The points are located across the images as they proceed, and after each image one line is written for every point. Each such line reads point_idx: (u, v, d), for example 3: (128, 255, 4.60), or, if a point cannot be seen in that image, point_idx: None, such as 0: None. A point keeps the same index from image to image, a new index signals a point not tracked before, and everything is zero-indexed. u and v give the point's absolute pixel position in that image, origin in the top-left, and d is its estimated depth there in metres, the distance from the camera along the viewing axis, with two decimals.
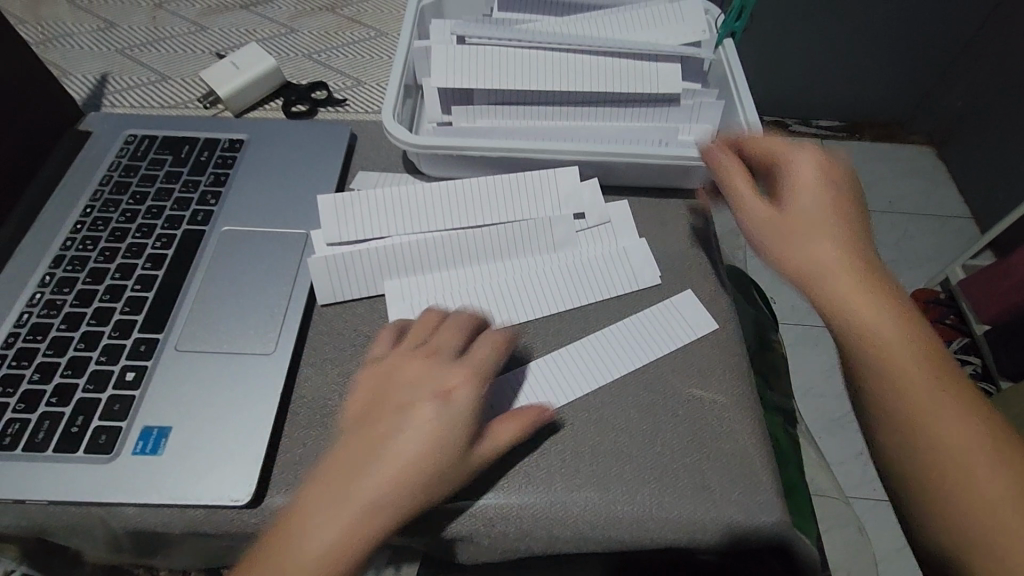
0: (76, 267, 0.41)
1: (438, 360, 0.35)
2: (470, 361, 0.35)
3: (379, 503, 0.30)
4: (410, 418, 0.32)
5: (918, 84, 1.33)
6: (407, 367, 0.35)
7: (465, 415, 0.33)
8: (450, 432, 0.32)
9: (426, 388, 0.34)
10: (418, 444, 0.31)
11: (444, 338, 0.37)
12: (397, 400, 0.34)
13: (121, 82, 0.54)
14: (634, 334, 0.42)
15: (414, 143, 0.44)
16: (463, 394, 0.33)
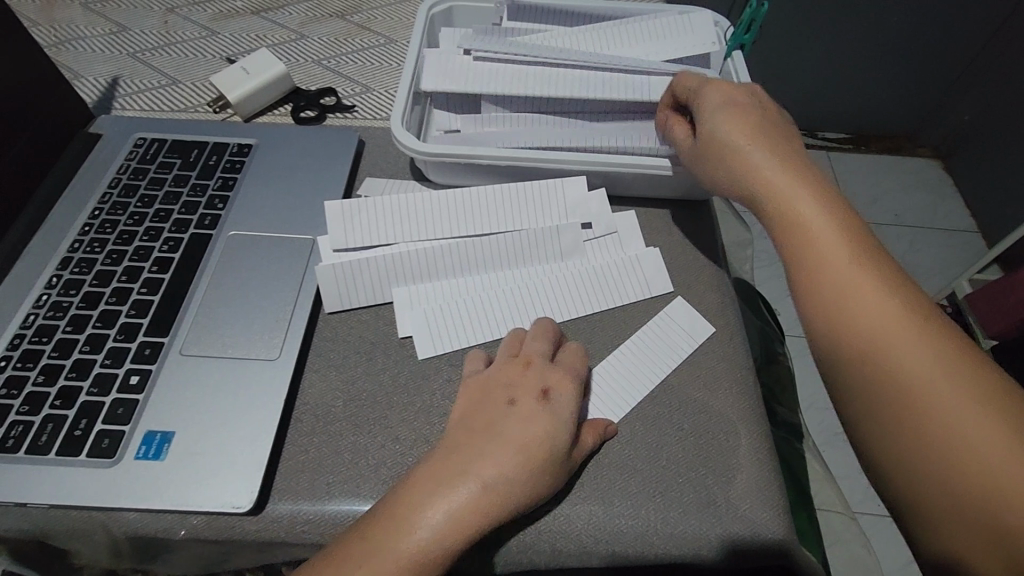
0: (82, 269, 0.41)
1: (537, 363, 0.38)
2: (565, 366, 0.38)
3: (491, 494, 0.32)
4: (520, 414, 0.35)
5: (925, 98, 1.32)
6: (508, 370, 0.37)
7: (569, 416, 0.36)
8: (552, 430, 0.34)
9: (527, 387, 0.36)
10: (527, 438, 0.34)
11: (535, 341, 0.39)
12: (504, 397, 0.36)
13: (132, 86, 0.55)
14: (635, 357, 0.41)
15: (421, 150, 0.44)
16: (564, 395, 0.36)
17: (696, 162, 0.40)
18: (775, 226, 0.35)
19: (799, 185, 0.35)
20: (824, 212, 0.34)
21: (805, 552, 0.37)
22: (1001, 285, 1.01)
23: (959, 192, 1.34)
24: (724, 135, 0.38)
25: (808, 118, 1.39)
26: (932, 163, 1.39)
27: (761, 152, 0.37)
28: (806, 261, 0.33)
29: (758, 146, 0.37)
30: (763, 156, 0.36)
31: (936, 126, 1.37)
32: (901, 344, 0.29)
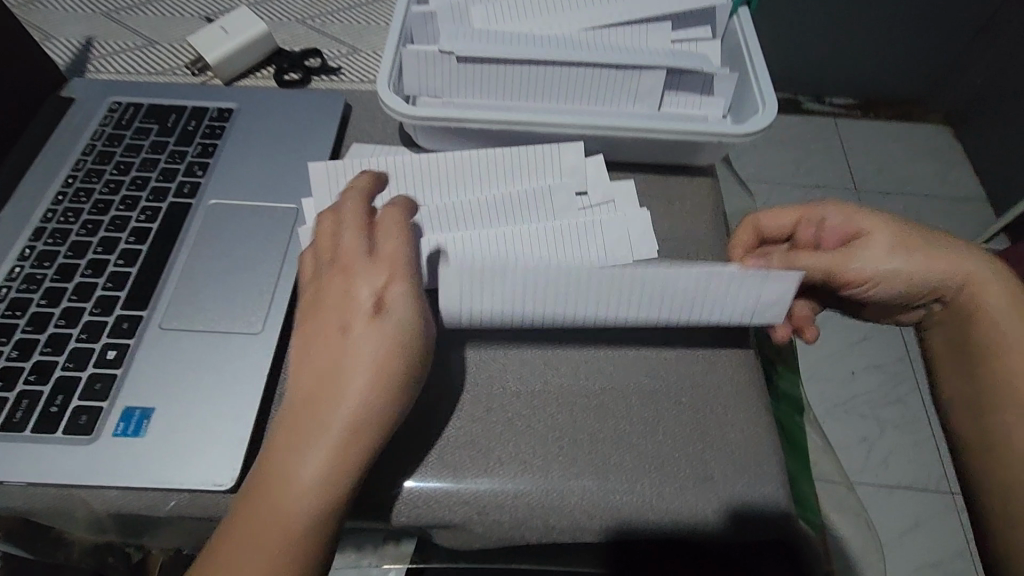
0: (57, 240, 0.39)
1: (356, 269, 0.32)
2: (388, 252, 0.32)
3: (352, 427, 0.29)
4: (358, 336, 0.30)
5: (937, 61, 1.28)
6: (328, 286, 0.32)
7: (411, 313, 0.31)
8: (397, 334, 0.31)
9: (355, 304, 0.31)
10: (369, 357, 0.30)
11: (350, 239, 0.33)
12: (334, 322, 0.31)
13: (107, 48, 0.52)
14: (568, 233, 0.42)
15: (409, 114, 0.42)
16: (402, 298, 0.31)
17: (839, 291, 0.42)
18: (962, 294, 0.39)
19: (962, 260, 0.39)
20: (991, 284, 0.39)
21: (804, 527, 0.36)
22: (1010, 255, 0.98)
23: (968, 158, 1.30)
24: (837, 271, 0.40)
25: (815, 83, 1.35)
26: (942, 129, 1.34)
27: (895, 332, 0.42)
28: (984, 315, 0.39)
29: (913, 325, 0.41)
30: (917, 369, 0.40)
31: (947, 90, 1.32)
32: None
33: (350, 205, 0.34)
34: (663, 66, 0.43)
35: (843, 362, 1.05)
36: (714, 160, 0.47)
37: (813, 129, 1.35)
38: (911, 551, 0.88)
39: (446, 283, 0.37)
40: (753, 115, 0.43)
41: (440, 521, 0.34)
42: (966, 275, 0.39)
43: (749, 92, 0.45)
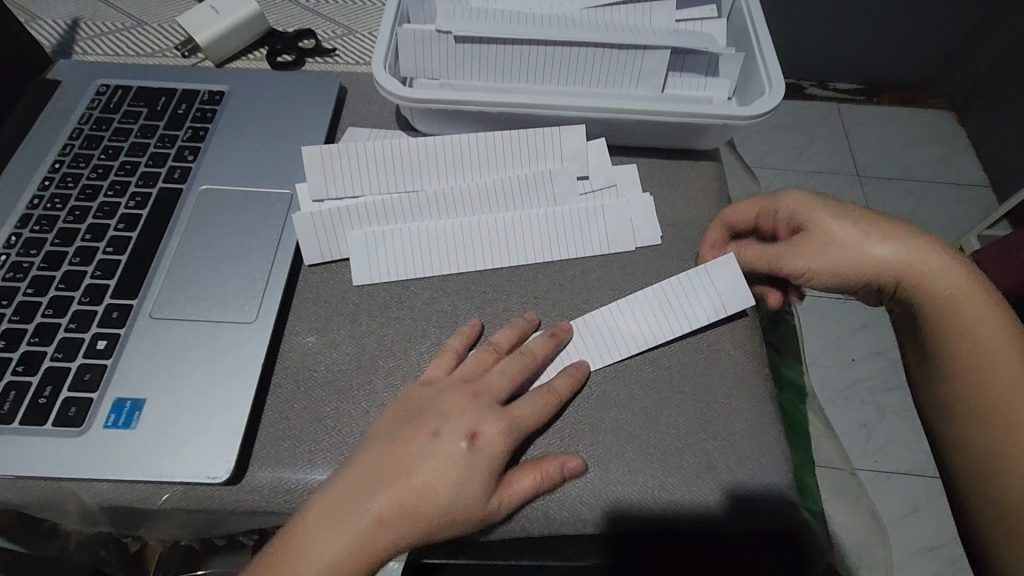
0: (44, 227, 0.38)
1: (484, 402, 0.34)
2: (515, 414, 0.34)
3: (388, 527, 0.31)
4: (440, 453, 0.32)
5: (942, 44, 1.26)
6: (452, 400, 0.34)
7: (490, 466, 0.32)
8: (467, 481, 0.32)
9: (454, 426, 0.33)
10: (439, 482, 0.32)
11: (498, 380, 0.36)
12: (430, 429, 0.33)
13: (94, 29, 0.50)
14: (566, 222, 0.42)
15: (406, 96, 0.40)
16: (494, 442, 0.33)
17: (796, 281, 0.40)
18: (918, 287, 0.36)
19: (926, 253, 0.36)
20: (957, 278, 0.35)
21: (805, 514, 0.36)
22: (1010, 242, 0.98)
23: (972, 144, 1.28)
24: (774, 266, 0.39)
25: (819, 67, 1.33)
26: (947, 114, 1.33)
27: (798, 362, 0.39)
28: (952, 316, 0.35)
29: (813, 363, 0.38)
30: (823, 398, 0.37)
31: (952, 74, 1.30)
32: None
33: (504, 339, 0.37)
34: (667, 46, 0.42)
35: (845, 349, 1.04)
36: (719, 144, 0.45)
37: (816, 114, 1.33)
38: (911, 537, 0.88)
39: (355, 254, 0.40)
40: (760, 96, 0.42)
41: None
42: (929, 272, 0.35)
43: (755, 73, 0.43)
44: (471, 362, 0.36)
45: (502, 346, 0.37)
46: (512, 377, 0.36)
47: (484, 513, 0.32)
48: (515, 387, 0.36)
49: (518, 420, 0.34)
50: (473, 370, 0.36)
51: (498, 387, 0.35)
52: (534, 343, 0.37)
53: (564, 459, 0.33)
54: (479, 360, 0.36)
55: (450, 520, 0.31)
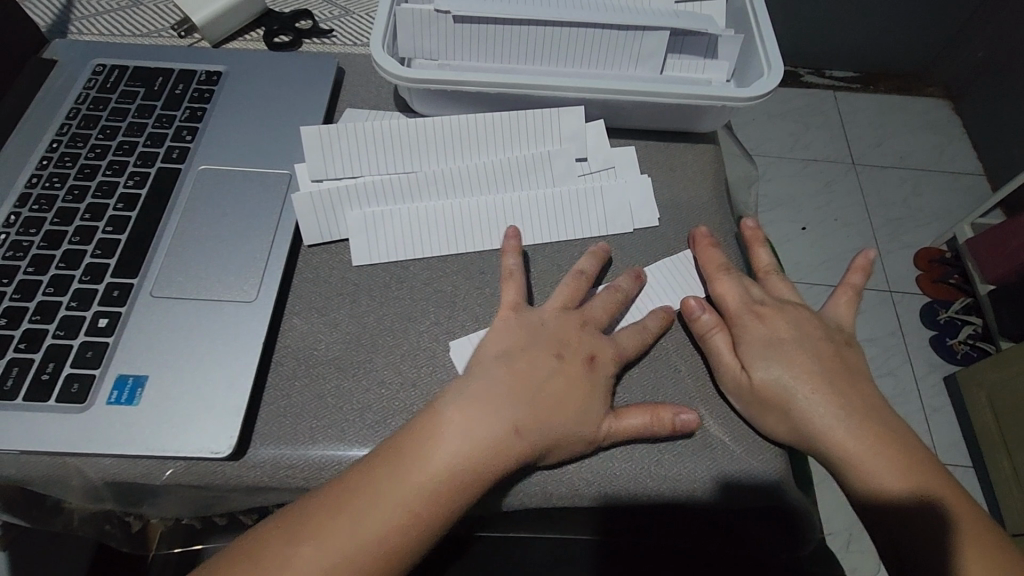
0: (42, 206, 0.38)
1: (592, 328, 0.37)
2: (623, 339, 0.36)
3: (524, 435, 0.32)
4: (565, 371, 0.35)
5: (938, 32, 1.26)
6: (563, 325, 0.36)
7: (607, 387, 0.35)
8: (589, 400, 0.34)
9: (576, 347, 0.36)
10: (564, 397, 0.34)
11: (601, 308, 0.38)
12: (553, 352, 0.35)
13: (89, 8, 0.50)
14: (563, 203, 0.42)
15: (404, 76, 0.40)
16: (609, 370, 0.35)
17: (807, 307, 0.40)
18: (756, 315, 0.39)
19: (713, 275, 0.40)
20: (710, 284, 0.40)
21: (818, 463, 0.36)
22: (994, 234, 0.99)
23: (967, 133, 1.29)
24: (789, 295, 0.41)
25: (816, 55, 1.33)
26: (941, 103, 1.33)
27: (784, 329, 0.38)
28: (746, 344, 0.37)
29: (784, 337, 0.38)
30: (783, 370, 0.36)
31: (947, 63, 1.30)
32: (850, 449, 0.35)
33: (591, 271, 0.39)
34: (667, 27, 0.42)
35: None
36: (716, 127, 0.46)
37: (812, 101, 1.33)
38: None
39: (354, 236, 0.40)
40: (758, 78, 0.42)
41: None
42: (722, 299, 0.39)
43: (754, 55, 0.44)
44: (566, 291, 0.38)
45: (592, 272, 0.39)
46: (609, 308, 0.38)
47: (597, 434, 0.33)
48: (611, 319, 0.38)
49: (624, 350, 0.36)
50: (569, 300, 0.38)
51: (600, 316, 0.38)
52: (621, 280, 0.39)
53: (679, 411, 0.34)
54: (574, 290, 0.38)
55: (572, 435, 0.33)
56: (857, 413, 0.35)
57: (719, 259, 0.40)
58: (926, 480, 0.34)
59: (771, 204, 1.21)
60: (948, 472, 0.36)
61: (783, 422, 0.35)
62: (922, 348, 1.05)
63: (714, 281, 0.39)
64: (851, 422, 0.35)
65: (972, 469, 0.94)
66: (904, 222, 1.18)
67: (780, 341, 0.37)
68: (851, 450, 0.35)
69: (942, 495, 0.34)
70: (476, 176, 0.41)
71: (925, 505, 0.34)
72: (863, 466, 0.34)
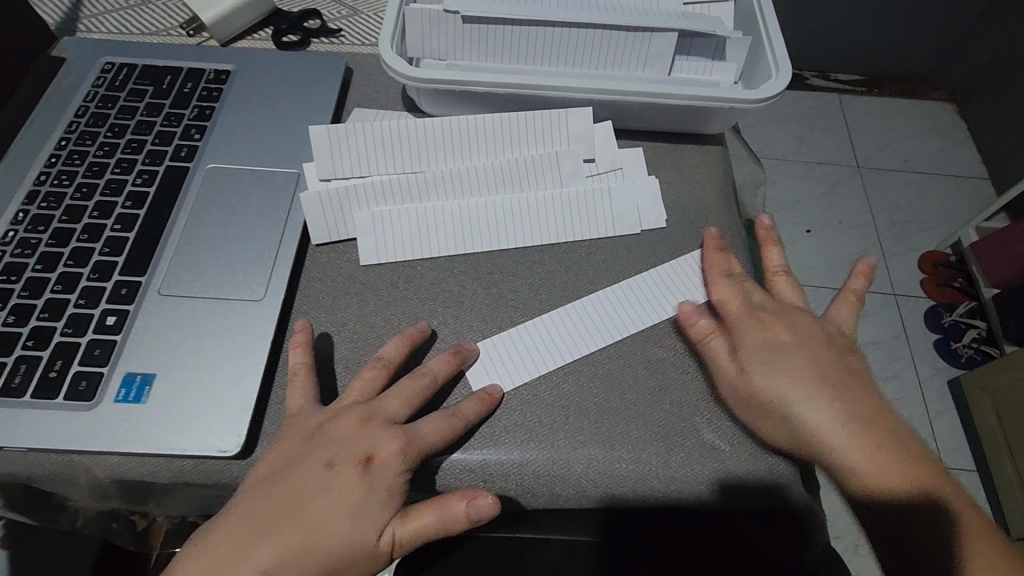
0: (51, 204, 0.38)
1: (377, 423, 0.33)
2: (413, 433, 0.33)
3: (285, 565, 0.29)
4: (336, 483, 0.31)
5: (944, 36, 1.25)
6: (341, 424, 0.33)
7: (385, 495, 0.31)
8: (362, 513, 0.31)
9: (349, 451, 0.32)
10: (331, 517, 0.30)
11: (394, 401, 0.34)
12: (321, 459, 0.32)
13: (98, 6, 0.50)
14: (569, 204, 0.42)
15: (412, 75, 0.40)
16: (388, 472, 0.32)
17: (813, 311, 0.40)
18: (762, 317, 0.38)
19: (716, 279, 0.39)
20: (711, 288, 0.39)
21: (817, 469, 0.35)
22: (1004, 236, 0.99)
23: (972, 136, 1.28)
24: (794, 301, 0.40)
25: (821, 58, 1.33)
26: (947, 107, 1.33)
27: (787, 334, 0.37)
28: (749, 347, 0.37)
29: (785, 341, 0.37)
30: (788, 378, 0.35)
31: (952, 67, 1.30)
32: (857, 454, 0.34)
33: (391, 358, 0.35)
34: (675, 28, 0.41)
35: None
36: (724, 129, 0.46)
37: (817, 104, 1.33)
38: None
39: (361, 234, 0.40)
40: (767, 80, 0.42)
41: (446, 487, 0.34)
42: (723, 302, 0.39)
43: (762, 57, 0.43)
44: (359, 383, 0.35)
45: (393, 358, 0.35)
46: (404, 399, 0.34)
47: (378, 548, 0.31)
48: (408, 410, 0.34)
49: (414, 442, 0.32)
50: (364, 392, 0.35)
51: (393, 408, 0.34)
52: (434, 362, 0.36)
53: (472, 496, 0.31)
54: (369, 381, 0.35)
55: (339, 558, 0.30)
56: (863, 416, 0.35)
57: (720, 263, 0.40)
58: (929, 482, 0.34)
59: (775, 206, 1.20)
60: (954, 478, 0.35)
61: (783, 431, 0.35)
62: (926, 352, 1.05)
63: (710, 286, 0.40)
64: (854, 427, 0.34)
65: (976, 473, 0.94)
66: (908, 225, 1.17)
67: (780, 346, 0.37)
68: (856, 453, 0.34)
69: (941, 498, 0.34)
70: (483, 178, 0.41)
71: (924, 503, 0.34)
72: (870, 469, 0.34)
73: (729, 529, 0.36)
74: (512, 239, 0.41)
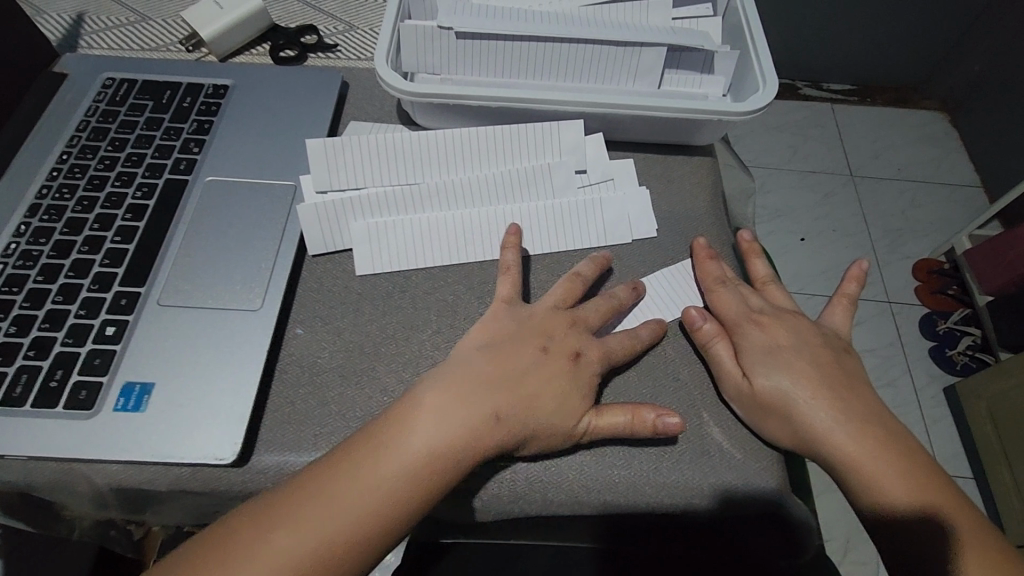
0: (52, 216, 0.39)
1: (581, 327, 0.38)
2: (612, 342, 0.37)
3: (501, 424, 0.33)
4: (548, 367, 0.35)
5: (933, 46, 1.27)
6: (547, 318, 0.37)
7: (587, 385, 0.35)
8: (569, 396, 0.35)
9: (561, 343, 0.36)
10: (548, 394, 0.34)
11: (595, 310, 0.39)
12: (539, 346, 0.36)
13: (98, 23, 0.51)
14: (561, 215, 0.43)
15: (407, 90, 0.41)
16: (593, 367, 0.36)
17: (802, 313, 0.41)
18: (761, 322, 0.39)
19: (717, 284, 0.41)
20: (714, 291, 0.40)
21: (819, 465, 0.36)
22: (995, 244, 0.99)
23: (963, 145, 1.30)
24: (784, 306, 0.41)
25: (812, 68, 1.35)
26: (938, 116, 1.34)
27: (782, 338, 0.39)
28: (757, 345, 0.38)
29: (782, 344, 0.38)
30: (783, 378, 0.37)
31: (942, 76, 1.32)
32: (864, 453, 0.35)
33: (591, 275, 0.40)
34: (664, 43, 0.43)
35: None
36: (713, 140, 0.47)
37: (809, 114, 1.35)
38: None
39: (357, 244, 0.41)
40: (754, 92, 0.43)
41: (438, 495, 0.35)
42: (723, 305, 0.40)
43: (749, 70, 0.44)
44: (561, 290, 0.39)
45: (589, 276, 0.40)
46: (603, 312, 0.39)
47: (575, 429, 0.34)
48: (603, 322, 0.39)
49: (612, 350, 0.37)
50: (566, 299, 0.39)
51: (592, 317, 0.38)
52: (617, 290, 0.40)
53: (663, 413, 0.34)
54: (569, 291, 0.39)
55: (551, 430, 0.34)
56: (858, 419, 0.36)
57: (718, 268, 0.41)
58: (930, 492, 0.35)
59: (769, 215, 1.22)
60: (954, 483, 0.36)
61: (785, 427, 0.36)
62: (921, 358, 1.05)
63: (711, 293, 0.40)
64: (855, 426, 0.36)
65: (974, 479, 0.94)
66: (902, 233, 1.19)
67: (778, 348, 0.38)
68: (853, 451, 0.35)
69: (940, 505, 0.35)
70: (478, 190, 0.42)
71: (924, 516, 0.34)
72: (871, 468, 0.35)
73: (729, 541, 0.36)
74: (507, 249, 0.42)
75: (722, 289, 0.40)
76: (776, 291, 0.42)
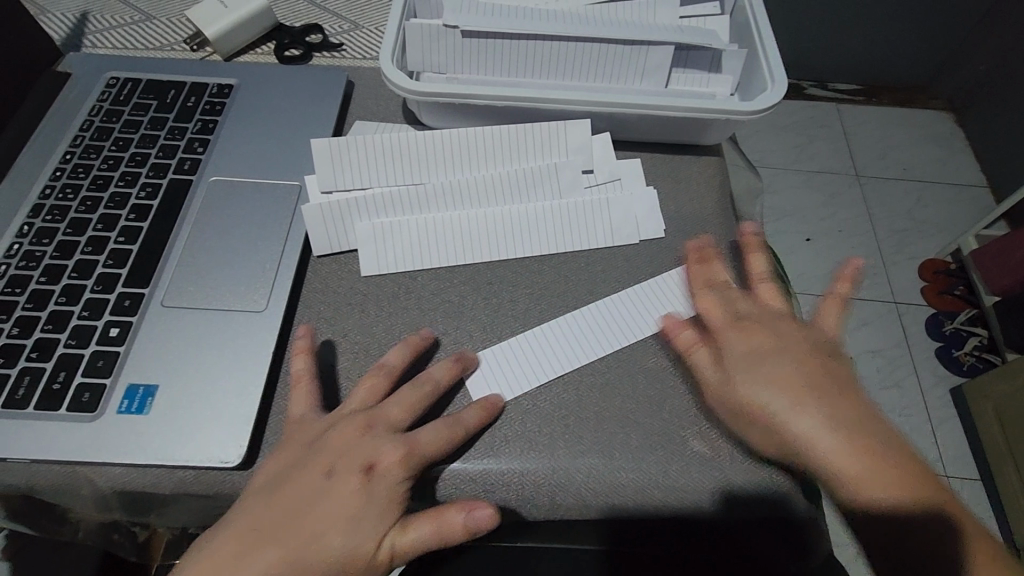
0: (55, 217, 0.38)
1: (378, 431, 0.33)
2: (411, 440, 0.33)
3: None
4: (337, 489, 0.31)
5: (939, 45, 1.26)
6: (339, 430, 0.33)
7: (387, 498, 0.31)
8: (362, 520, 0.30)
9: (350, 458, 0.32)
10: (329, 526, 0.30)
11: (395, 408, 0.34)
12: (322, 465, 0.31)
13: (103, 22, 0.51)
14: (567, 215, 0.42)
15: (413, 89, 0.41)
16: (389, 478, 0.31)
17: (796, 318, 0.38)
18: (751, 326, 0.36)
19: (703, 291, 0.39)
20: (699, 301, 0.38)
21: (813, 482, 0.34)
22: (1003, 245, 0.99)
23: (969, 145, 1.29)
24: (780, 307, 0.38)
25: (817, 68, 1.34)
26: (943, 116, 1.34)
27: (773, 340, 0.35)
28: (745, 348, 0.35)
29: (773, 349, 0.35)
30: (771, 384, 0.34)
31: (949, 76, 1.31)
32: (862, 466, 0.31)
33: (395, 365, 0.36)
34: (671, 43, 0.42)
35: None
36: (721, 139, 0.46)
37: (815, 114, 1.34)
38: None
39: (362, 245, 0.40)
40: (762, 91, 0.43)
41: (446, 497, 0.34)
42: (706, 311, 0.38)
43: (758, 68, 0.44)
44: (363, 391, 0.35)
45: (395, 366, 0.36)
46: (407, 406, 0.34)
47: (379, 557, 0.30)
48: (410, 417, 0.34)
49: (415, 450, 0.32)
50: (367, 400, 0.35)
51: (393, 416, 0.34)
52: (435, 371, 0.36)
53: (470, 507, 0.30)
54: (371, 390, 0.35)
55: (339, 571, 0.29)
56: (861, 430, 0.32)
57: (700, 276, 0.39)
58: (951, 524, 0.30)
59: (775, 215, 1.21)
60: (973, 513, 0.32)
61: (767, 438, 0.33)
62: (927, 359, 1.04)
63: (698, 297, 0.39)
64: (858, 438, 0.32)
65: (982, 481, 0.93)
66: (907, 234, 1.18)
67: (766, 355, 0.35)
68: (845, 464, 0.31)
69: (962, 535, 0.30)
70: (483, 190, 0.42)
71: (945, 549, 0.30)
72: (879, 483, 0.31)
73: None
74: (512, 250, 0.41)
75: (704, 298, 0.38)
76: (772, 291, 0.39)
